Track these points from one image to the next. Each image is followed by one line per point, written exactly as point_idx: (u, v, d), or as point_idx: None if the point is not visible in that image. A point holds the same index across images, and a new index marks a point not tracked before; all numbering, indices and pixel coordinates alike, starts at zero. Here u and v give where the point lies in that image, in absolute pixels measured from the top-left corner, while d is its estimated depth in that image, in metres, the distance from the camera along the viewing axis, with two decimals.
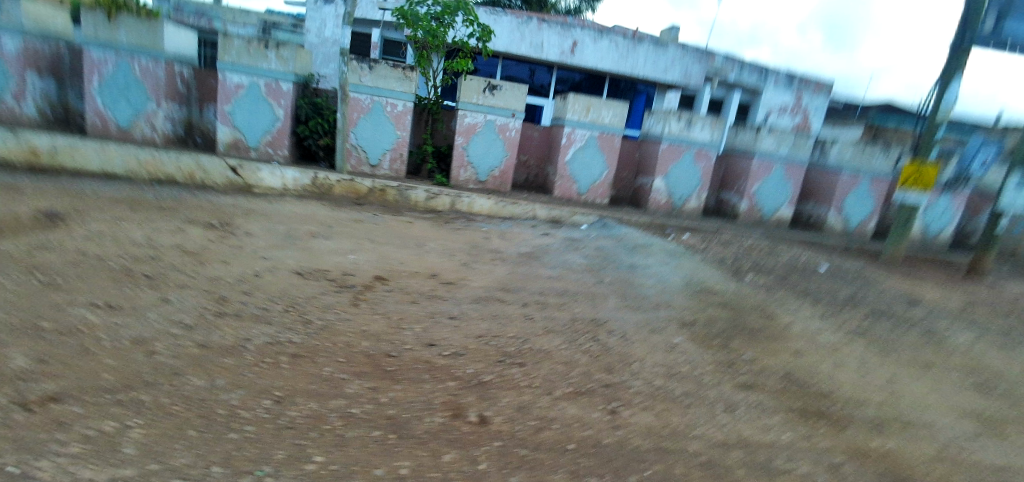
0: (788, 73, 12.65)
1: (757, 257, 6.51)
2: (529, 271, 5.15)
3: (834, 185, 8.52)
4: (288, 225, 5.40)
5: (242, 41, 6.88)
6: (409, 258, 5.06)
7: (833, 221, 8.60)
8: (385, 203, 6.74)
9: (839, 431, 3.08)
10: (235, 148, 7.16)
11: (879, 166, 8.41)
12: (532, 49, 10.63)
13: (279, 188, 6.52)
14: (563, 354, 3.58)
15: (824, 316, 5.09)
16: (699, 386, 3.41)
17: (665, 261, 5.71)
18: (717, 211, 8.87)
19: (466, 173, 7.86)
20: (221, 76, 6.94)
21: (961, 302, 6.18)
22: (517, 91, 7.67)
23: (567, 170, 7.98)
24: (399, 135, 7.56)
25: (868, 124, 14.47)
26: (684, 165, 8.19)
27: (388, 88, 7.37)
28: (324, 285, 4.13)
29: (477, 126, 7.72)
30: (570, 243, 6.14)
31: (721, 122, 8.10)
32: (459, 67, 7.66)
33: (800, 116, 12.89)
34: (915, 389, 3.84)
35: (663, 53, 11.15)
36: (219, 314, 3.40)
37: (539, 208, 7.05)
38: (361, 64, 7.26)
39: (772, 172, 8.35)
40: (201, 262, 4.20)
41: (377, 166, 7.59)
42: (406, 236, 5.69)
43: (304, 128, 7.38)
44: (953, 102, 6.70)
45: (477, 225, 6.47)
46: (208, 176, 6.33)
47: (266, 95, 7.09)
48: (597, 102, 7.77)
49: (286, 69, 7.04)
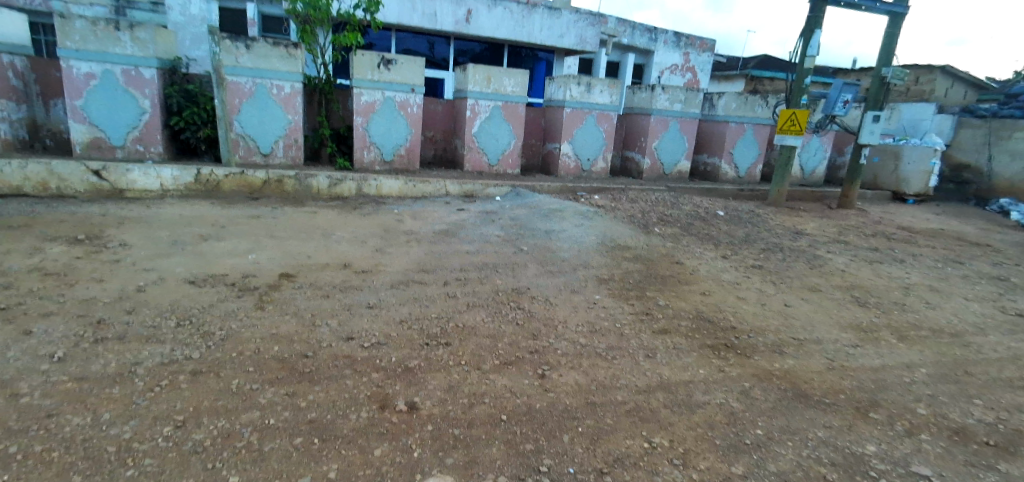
0: (676, 33, 13.24)
1: (662, 209, 6.84)
2: (447, 249, 5.06)
3: (724, 136, 9.11)
4: (173, 230, 4.88)
5: (87, 23, 6.04)
6: (317, 250, 4.77)
7: (726, 169, 9.23)
8: (284, 195, 6.27)
9: (746, 360, 3.35)
10: (95, 148, 6.31)
11: (762, 114, 9.09)
12: (425, 20, 10.15)
13: (156, 189, 5.83)
14: (489, 328, 3.56)
15: (727, 257, 5.47)
16: (621, 338, 3.54)
17: (579, 223, 5.82)
18: (623, 170, 9.20)
19: (369, 155, 7.50)
20: (64, 64, 6.03)
21: (837, 230, 6.91)
22: (413, 65, 7.42)
23: (475, 143, 7.85)
24: (292, 119, 7.07)
25: (748, 77, 15.58)
26: (588, 127, 8.35)
27: (270, 69, 6.83)
28: (223, 291, 3.79)
29: (376, 105, 7.36)
30: (485, 216, 6.09)
31: (618, 83, 8.33)
32: (347, 41, 7.21)
33: (688, 74, 13.64)
34: (806, 311, 4.26)
35: (559, 18, 11.09)
36: (99, 339, 3.02)
37: (450, 184, 6.91)
38: (235, 43, 6.65)
39: (669, 127, 8.74)
40: (70, 284, 3.68)
41: (269, 155, 7.04)
42: (311, 227, 5.35)
43: (178, 119, 6.60)
44: (816, 50, 7.32)
45: (389, 208, 6.23)
46: (67, 183, 5.53)
47: (125, 84, 6.28)
48: (496, 71, 7.68)
49: (146, 53, 6.31)
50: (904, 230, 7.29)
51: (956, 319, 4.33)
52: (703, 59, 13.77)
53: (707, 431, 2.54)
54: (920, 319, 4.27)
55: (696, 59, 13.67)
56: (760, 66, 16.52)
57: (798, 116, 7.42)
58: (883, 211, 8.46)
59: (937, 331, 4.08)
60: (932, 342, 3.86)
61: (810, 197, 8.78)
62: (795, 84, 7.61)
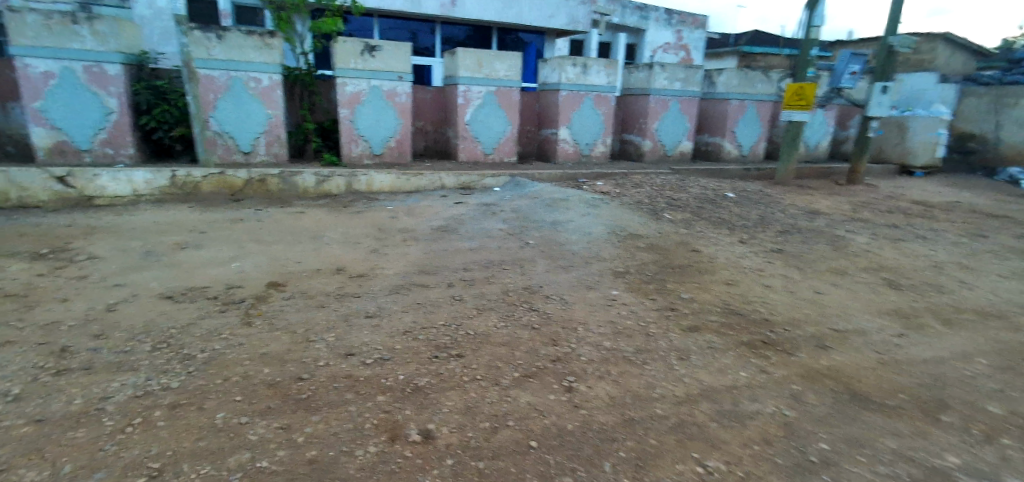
0: (667, 10, 12.85)
1: (669, 194, 6.52)
2: (447, 247, 4.69)
3: (725, 114, 8.79)
4: (147, 238, 4.47)
5: (40, 17, 5.56)
6: (305, 254, 4.38)
7: (729, 148, 8.92)
8: (268, 195, 5.84)
9: (789, 357, 3.04)
10: (60, 153, 5.85)
11: (763, 91, 8.80)
12: (409, 4, 9.68)
13: (128, 194, 5.38)
14: (503, 334, 3.23)
15: (744, 242, 5.17)
16: (648, 339, 3.22)
17: (585, 213, 5.46)
18: (622, 154, 8.86)
19: (358, 148, 7.08)
20: (18, 63, 5.55)
21: (851, 207, 6.63)
22: (400, 51, 7.00)
23: (469, 131, 7.45)
24: (272, 113, 6.61)
25: (740, 54, 15.25)
26: (586, 111, 7.98)
27: (245, 60, 6.37)
28: (204, 306, 3.41)
29: (362, 95, 6.93)
30: (485, 209, 5.72)
31: (614, 63, 7.95)
32: (328, 28, 6.75)
33: (682, 52, 13.28)
34: (839, 297, 3.97)
35: None
36: (62, 370, 2.63)
37: (445, 176, 6.52)
38: (206, 33, 6.18)
39: (670, 108, 8.39)
40: (30, 306, 3.28)
41: (250, 153, 6.60)
42: (298, 228, 4.96)
43: (149, 118, 6.15)
44: (822, 20, 7.00)
45: (381, 204, 5.84)
46: (28, 191, 5.07)
47: (88, 82, 5.80)
48: (488, 54, 7.27)
49: (107, 47, 5.82)
50: (917, 204, 7.03)
51: (995, 299, 4.07)
52: (696, 38, 13.39)
53: (765, 447, 2.22)
54: (959, 301, 3.99)
55: (689, 37, 13.29)
56: (753, 43, 16.18)
57: (805, 90, 7.12)
58: (892, 186, 8.20)
59: (979, 312, 3.81)
60: (979, 326, 3.59)
61: (817, 174, 8.50)
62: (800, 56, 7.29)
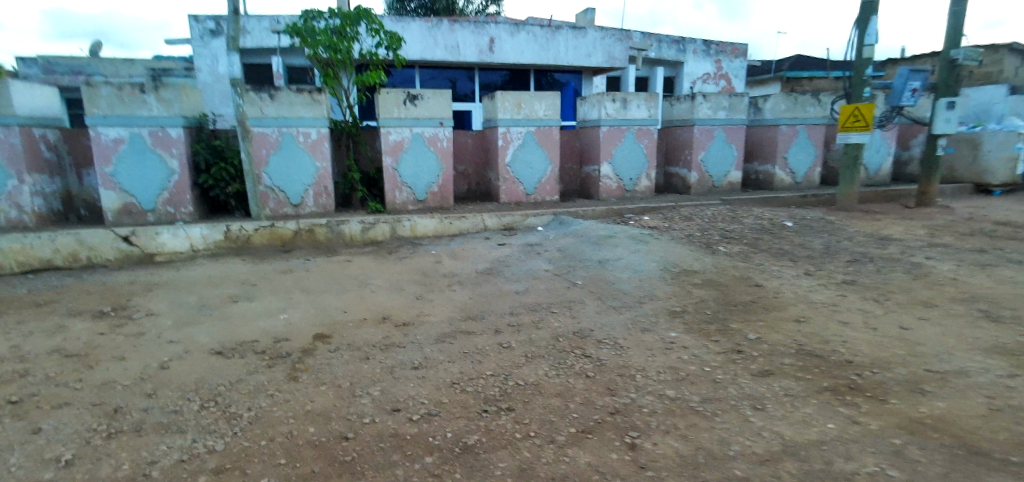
0: (704, 41, 12.74)
1: (722, 225, 6.21)
2: (492, 290, 4.57)
3: (775, 140, 8.45)
4: (201, 293, 4.57)
5: (113, 89, 5.98)
6: (351, 303, 4.35)
7: (781, 175, 8.53)
8: (316, 244, 5.94)
9: (881, 406, 2.69)
10: (126, 214, 6.18)
11: (815, 114, 8.40)
12: (448, 53, 9.98)
13: (186, 250, 5.56)
14: (556, 384, 3.03)
15: (810, 274, 4.80)
16: (716, 387, 2.94)
17: (634, 249, 5.24)
18: (668, 186, 8.63)
19: (402, 195, 7.18)
20: (92, 132, 5.96)
21: (926, 231, 6.11)
22: (440, 98, 7.13)
23: (510, 172, 7.43)
24: (320, 166, 6.81)
25: (784, 79, 14.87)
26: (628, 145, 7.84)
27: (295, 117, 6.64)
28: (252, 361, 3.38)
29: (404, 143, 7.07)
30: (529, 249, 5.59)
31: (655, 96, 7.83)
32: (371, 80, 6.98)
33: (722, 81, 13.05)
34: (929, 332, 3.56)
35: (584, 37, 10.71)
36: (113, 433, 2.61)
37: (488, 218, 6.47)
38: (259, 94, 6.51)
39: (715, 137, 8.14)
40: (89, 365, 3.34)
41: (300, 205, 6.79)
42: (345, 276, 4.97)
43: (207, 177, 6.41)
44: (875, 38, 6.69)
45: (426, 249, 5.81)
46: (96, 251, 5.30)
47: (152, 146, 6.15)
48: (527, 96, 7.31)
49: (171, 112, 6.16)
50: (1003, 224, 6.42)
51: None
52: (736, 66, 13.15)
53: None
54: None
55: (729, 66, 13.08)
56: (795, 68, 15.77)
57: (863, 111, 6.73)
58: (969, 206, 7.56)
59: None
60: None
61: (881, 197, 7.97)
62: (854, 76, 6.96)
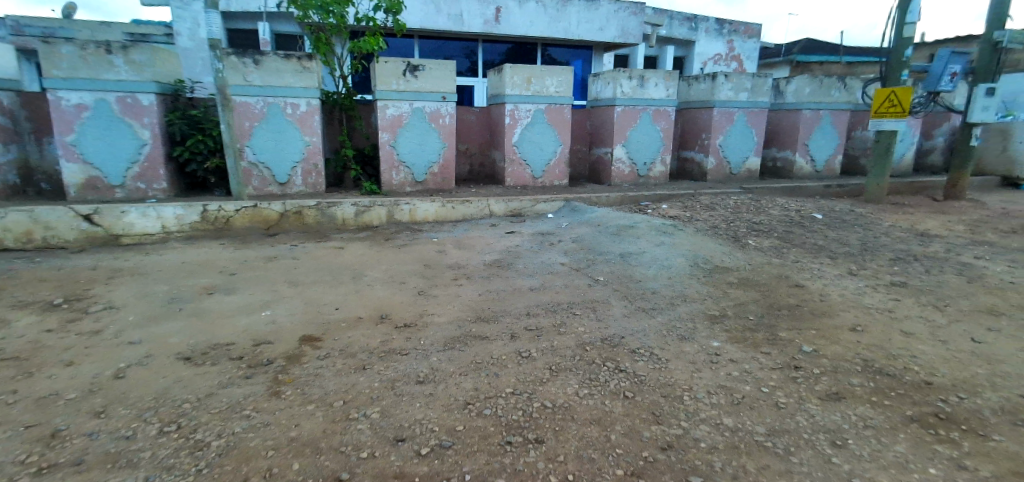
0: (718, 20, 12.14)
1: (749, 217, 5.74)
2: (505, 286, 4.05)
3: (798, 126, 7.97)
4: (173, 282, 4.01)
5: (74, 47, 5.29)
6: (344, 298, 3.81)
7: (802, 163, 8.07)
8: (305, 228, 5.36)
9: (985, 444, 2.24)
10: (92, 189, 5.56)
11: (840, 98, 7.95)
12: (450, 22, 9.31)
13: (157, 232, 4.96)
14: (591, 407, 2.53)
15: (854, 275, 4.35)
16: (782, 414, 2.46)
17: (659, 241, 4.75)
18: (682, 172, 8.13)
19: (399, 175, 6.60)
20: (52, 96, 5.29)
21: (965, 227, 5.70)
22: (443, 70, 6.53)
23: (516, 153, 6.87)
24: (309, 141, 6.20)
25: (794, 63, 14.33)
26: (643, 127, 7.28)
27: (283, 86, 6.01)
28: (227, 369, 2.84)
29: (403, 118, 6.47)
30: (542, 239, 5.07)
31: (674, 74, 7.27)
32: (369, 47, 6.33)
33: (734, 63, 12.48)
34: (1008, 347, 3.12)
35: (596, 9, 10.01)
36: (46, 469, 2.07)
37: (493, 202, 5.93)
38: (242, 59, 5.87)
39: (735, 121, 7.62)
40: (29, 372, 2.78)
41: (287, 184, 6.21)
42: (337, 266, 4.43)
43: (183, 149, 5.78)
44: (918, 15, 6.21)
45: (426, 236, 5.27)
46: (53, 231, 4.69)
47: (121, 114, 5.50)
48: (537, 70, 6.72)
49: (143, 77, 5.51)
50: None
51: None
52: (749, 47, 12.57)
53: None
54: None
55: (742, 47, 12.50)
56: (806, 52, 15.21)
57: (900, 95, 6.25)
58: (1001, 200, 7.15)
59: None
60: None
61: (908, 189, 7.52)
62: (891, 58, 6.49)
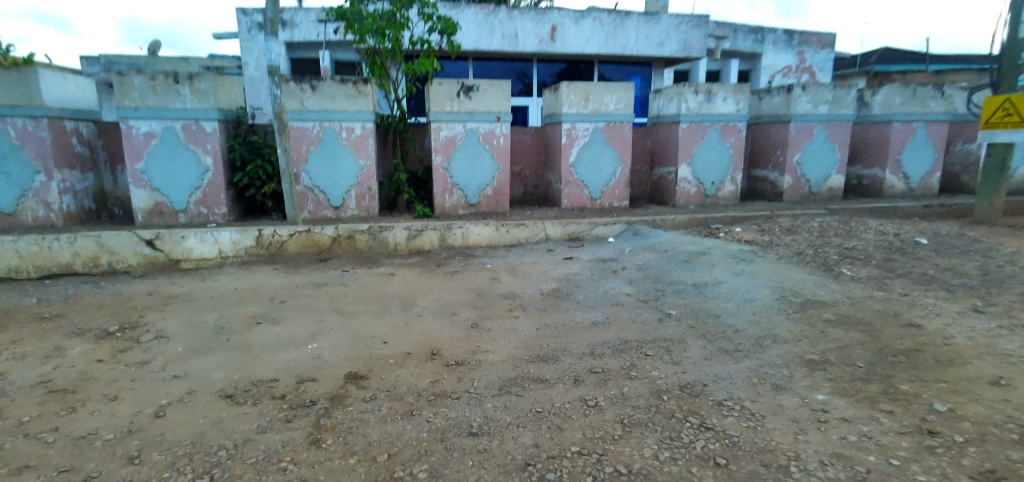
0: (786, 30, 11.45)
1: (838, 242, 5.10)
2: (564, 320, 3.69)
3: (887, 140, 7.21)
4: (223, 310, 3.91)
5: (145, 78, 5.46)
6: (392, 331, 3.57)
7: (892, 181, 7.28)
8: (356, 254, 5.22)
9: None
10: (157, 214, 5.69)
11: (935, 109, 7.15)
12: (505, 42, 9.21)
13: (214, 256, 4.95)
14: (675, 477, 2.10)
15: (979, 313, 3.68)
16: None
17: (737, 270, 4.25)
18: (753, 192, 7.52)
19: (452, 197, 6.41)
20: (123, 125, 5.48)
21: None
22: (498, 89, 6.34)
23: (574, 174, 6.54)
24: (364, 164, 6.13)
25: (871, 74, 13.29)
26: (711, 144, 6.77)
27: (339, 110, 5.99)
28: (267, 411, 2.61)
29: (457, 139, 6.30)
30: (603, 266, 4.68)
31: (744, 87, 6.75)
32: (423, 69, 6.23)
33: (805, 75, 11.69)
34: None
35: (657, 23, 9.62)
36: None
37: (550, 226, 5.60)
38: (300, 84, 5.90)
39: (814, 135, 6.96)
40: (71, 408, 2.65)
41: (340, 208, 6.15)
42: (387, 294, 4.22)
43: (242, 175, 5.83)
44: None
45: (479, 262, 5.00)
46: (118, 256, 4.76)
47: (186, 141, 5.61)
48: (596, 87, 6.40)
49: (206, 104, 5.59)
50: None
51: None
52: (822, 58, 11.74)
53: None
54: None
55: (814, 58, 11.70)
56: (884, 62, 14.11)
57: (1016, 103, 5.46)
58: None
59: None
60: None
61: None
62: (1003, 63, 5.73)
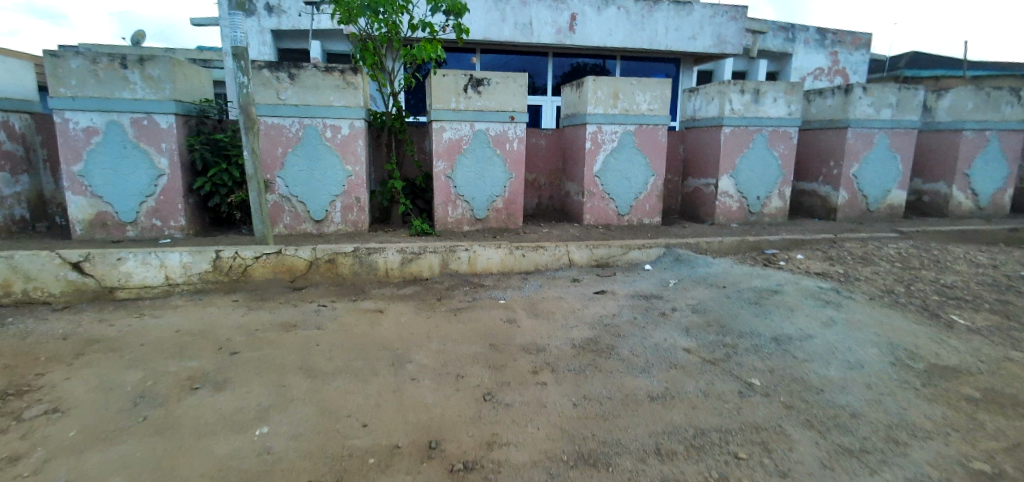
0: (819, 29, 10.55)
1: (929, 276, 4.16)
2: (611, 389, 2.72)
3: (955, 151, 6.30)
4: (153, 365, 2.92)
5: (85, 61, 4.49)
6: (374, 404, 2.58)
7: (960, 198, 6.37)
8: (339, 281, 4.27)
9: None
10: (99, 226, 4.71)
11: (1010, 116, 6.26)
12: (519, 32, 8.29)
13: (160, 284, 3.99)
14: None
15: None
16: None
17: (826, 319, 3.30)
18: (798, 208, 6.60)
19: (455, 211, 5.46)
20: (58, 118, 4.51)
21: None
22: (512, 84, 5.38)
23: (598, 185, 5.59)
24: (352, 170, 5.18)
25: (901, 79, 12.40)
26: (757, 152, 5.83)
27: (323, 105, 5.03)
28: None
29: (463, 141, 5.35)
30: (646, 306, 3.73)
31: (797, 87, 5.82)
32: (424, 54, 5.22)
33: (839, 77, 10.78)
34: None
35: (688, 14, 8.70)
36: None
37: (575, 249, 4.66)
38: (276, 73, 4.94)
39: (874, 144, 6.03)
40: None
41: (323, 221, 5.19)
42: (374, 342, 3.25)
43: (204, 180, 4.87)
44: None
45: (490, 295, 4.05)
46: (36, 282, 3.79)
47: (135, 138, 4.64)
48: (626, 83, 5.47)
49: (160, 95, 4.63)
50: None
51: None
52: (856, 59, 10.82)
53: None
54: None
55: (848, 60, 10.78)
56: (914, 67, 13.20)
57: None
58: None
59: None
60: None
61: None
62: None
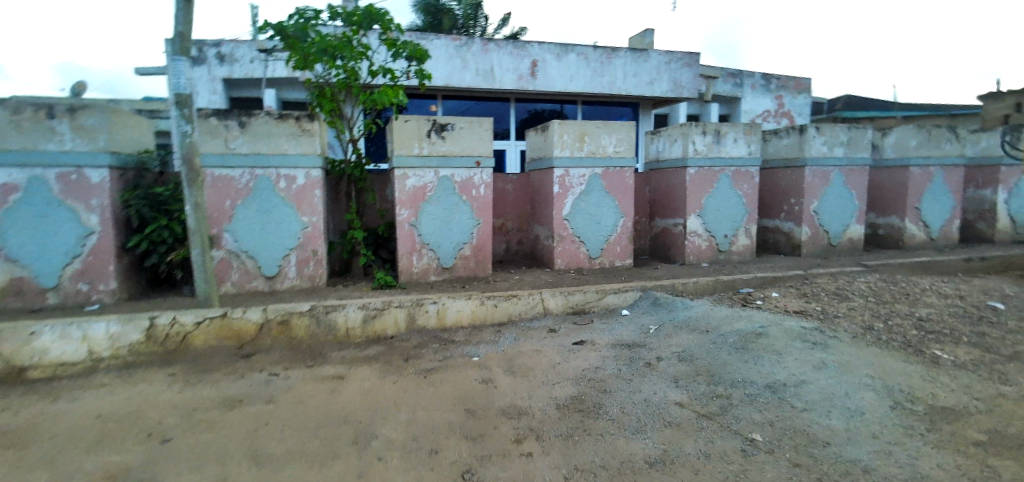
0: (764, 75, 11.11)
1: (905, 310, 4.14)
2: (603, 456, 2.44)
3: (905, 185, 6.54)
4: (63, 462, 2.45)
5: (6, 111, 4.08)
6: None
7: (913, 231, 6.57)
8: (294, 344, 3.87)
9: None
10: (15, 292, 4.18)
11: (951, 152, 6.58)
12: (481, 78, 8.31)
13: (82, 359, 3.53)
14: None
15: None
16: None
17: (817, 362, 3.16)
18: (764, 245, 6.66)
19: (420, 260, 5.18)
20: None
21: None
22: (476, 128, 5.26)
23: (568, 228, 5.45)
24: (308, 221, 4.86)
25: (840, 120, 13.14)
26: (722, 192, 5.86)
27: (277, 153, 4.75)
28: None
29: (427, 188, 5.14)
30: (630, 356, 3.52)
31: (755, 128, 5.95)
32: (385, 99, 5.05)
33: (785, 119, 11.30)
34: None
35: (644, 61, 8.97)
36: None
37: (549, 296, 4.44)
38: (225, 120, 4.64)
39: (831, 181, 6.19)
40: None
41: (276, 276, 4.80)
42: (333, 416, 2.87)
43: (140, 237, 4.45)
44: None
45: (462, 352, 3.74)
46: None
47: (61, 194, 4.20)
48: (592, 126, 5.44)
49: (93, 146, 4.24)
50: None
51: None
52: (800, 102, 11.40)
53: None
54: None
55: (792, 103, 11.35)
56: (850, 109, 14.06)
57: None
58: None
59: None
60: None
61: None
62: None
